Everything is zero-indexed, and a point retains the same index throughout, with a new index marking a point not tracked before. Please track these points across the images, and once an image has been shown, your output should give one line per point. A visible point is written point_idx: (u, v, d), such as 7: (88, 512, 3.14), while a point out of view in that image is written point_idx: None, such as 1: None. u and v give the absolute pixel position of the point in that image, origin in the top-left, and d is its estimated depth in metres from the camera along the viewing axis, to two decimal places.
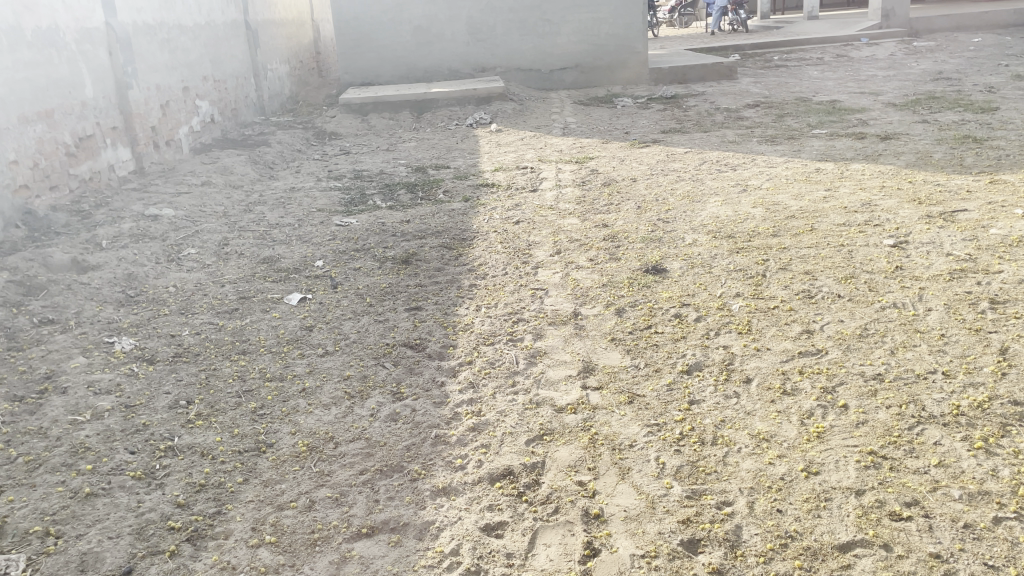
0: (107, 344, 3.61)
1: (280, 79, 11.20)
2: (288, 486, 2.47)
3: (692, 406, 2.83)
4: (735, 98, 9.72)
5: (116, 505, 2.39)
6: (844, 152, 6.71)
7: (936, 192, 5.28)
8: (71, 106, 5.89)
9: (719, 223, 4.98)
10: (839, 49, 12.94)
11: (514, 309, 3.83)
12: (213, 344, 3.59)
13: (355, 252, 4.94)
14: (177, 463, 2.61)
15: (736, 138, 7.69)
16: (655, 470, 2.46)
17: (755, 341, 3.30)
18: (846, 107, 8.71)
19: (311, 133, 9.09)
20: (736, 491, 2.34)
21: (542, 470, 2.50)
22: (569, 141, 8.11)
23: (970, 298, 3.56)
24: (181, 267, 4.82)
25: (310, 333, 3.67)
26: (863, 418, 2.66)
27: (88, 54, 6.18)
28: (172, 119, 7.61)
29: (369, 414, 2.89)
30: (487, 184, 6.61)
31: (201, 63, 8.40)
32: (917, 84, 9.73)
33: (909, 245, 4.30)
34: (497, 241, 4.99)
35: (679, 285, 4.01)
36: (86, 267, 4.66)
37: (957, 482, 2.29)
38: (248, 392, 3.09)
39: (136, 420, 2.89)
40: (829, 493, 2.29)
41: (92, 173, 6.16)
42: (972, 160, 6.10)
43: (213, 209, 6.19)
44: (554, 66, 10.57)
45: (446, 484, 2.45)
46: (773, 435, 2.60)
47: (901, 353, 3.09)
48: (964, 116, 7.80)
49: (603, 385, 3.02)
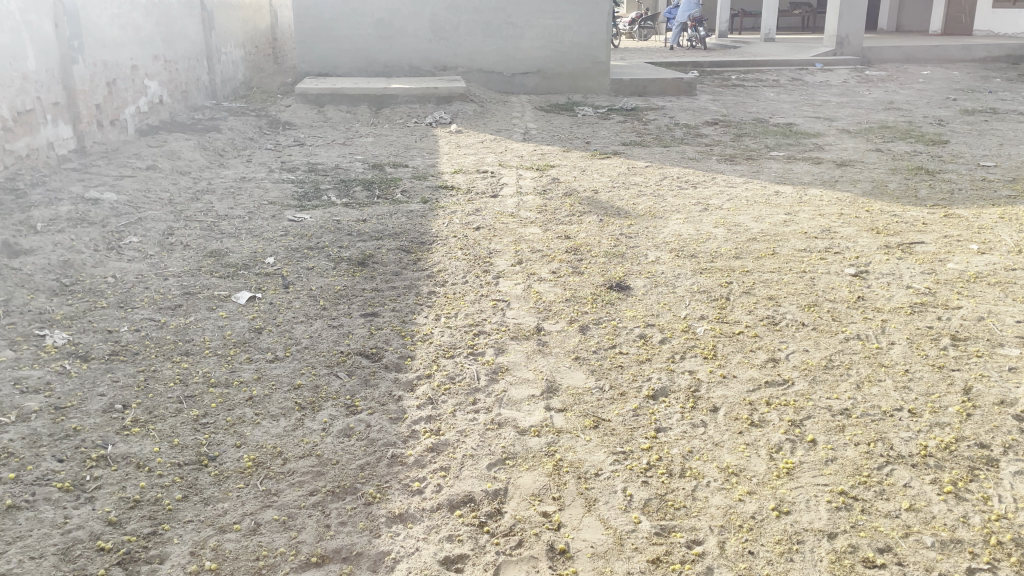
0: (37, 338, 3.36)
1: (233, 63, 10.84)
2: (231, 506, 2.30)
3: (659, 434, 2.74)
4: (695, 114, 9.75)
5: (39, 521, 2.19)
6: (802, 176, 6.75)
7: (893, 222, 5.33)
8: (12, 77, 5.59)
9: (682, 241, 4.94)
10: (795, 72, 13.13)
11: (475, 320, 3.70)
12: (154, 343, 3.37)
13: (308, 251, 4.74)
14: (110, 474, 2.41)
15: (696, 154, 7.70)
16: (622, 502, 2.36)
17: (721, 368, 3.24)
18: (803, 131, 8.80)
19: (265, 122, 8.81)
20: (706, 529, 2.25)
21: (505, 498, 2.38)
22: (530, 147, 8.01)
23: (932, 334, 3.55)
24: (121, 256, 4.57)
25: (259, 336, 3.48)
26: (832, 454, 2.61)
27: (32, 24, 5.88)
28: (118, 97, 7.28)
29: (320, 428, 2.73)
30: (445, 186, 6.46)
31: (152, 40, 8.07)
32: (870, 112, 9.90)
33: (869, 276, 4.30)
34: (456, 247, 4.85)
35: (643, 304, 3.93)
36: (19, 251, 4.38)
37: (929, 528, 2.25)
38: (190, 399, 2.90)
39: (65, 424, 2.67)
40: (801, 535, 2.23)
41: (30, 150, 5.85)
42: (926, 192, 6.18)
43: (158, 195, 5.91)
44: (517, 69, 10.47)
45: (402, 510, 2.30)
46: (743, 470, 2.53)
47: (867, 388, 3.05)
48: (916, 147, 7.95)
49: (568, 407, 2.91)
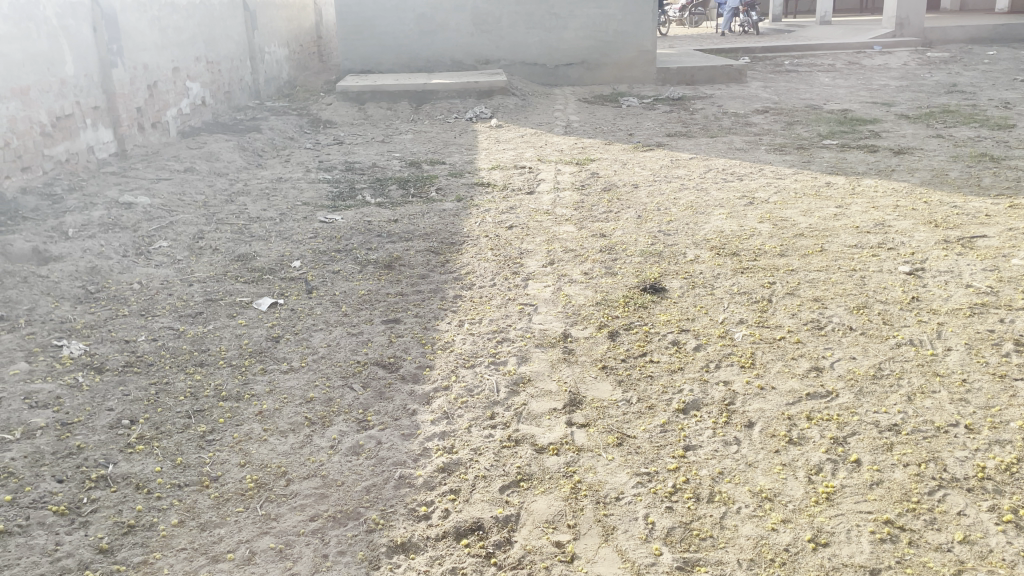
0: (54, 349, 3.32)
1: (277, 62, 10.85)
2: (228, 532, 2.19)
3: (688, 453, 2.55)
4: (744, 103, 9.40)
5: (30, 548, 2.11)
6: (856, 166, 6.41)
7: (953, 214, 5.00)
8: (49, 83, 5.63)
9: (723, 238, 4.70)
10: (851, 56, 12.62)
11: (500, 327, 3.54)
12: (169, 353, 3.29)
13: (336, 254, 4.64)
14: (107, 497, 2.32)
15: (743, 145, 7.39)
16: (643, 531, 2.19)
17: (759, 378, 3.02)
18: (858, 118, 8.39)
19: (306, 120, 8.77)
20: (734, 563, 2.07)
21: (516, 525, 2.23)
22: (571, 141, 7.81)
23: (993, 338, 3.26)
24: (149, 261, 4.53)
25: (276, 345, 3.38)
26: (878, 477, 2.38)
27: (70, 29, 5.90)
28: (160, 100, 7.31)
29: (328, 445, 2.60)
30: (481, 183, 6.31)
31: (194, 42, 8.09)
32: (931, 96, 9.41)
33: (925, 274, 4.01)
34: (487, 247, 4.70)
35: (678, 307, 3.73)
36: (48, 258, 4.38)
37: (985, 564, 2.03)
38: (199, 413, 2.81)
39: (69, 442, 2.60)
40: (840, 571, 2.02)
41: (69, 154, 5.89)
42: (990, 180, 5.80)
43: (193, 198, 5.88)
44: (559, 61, 10.25)
45: (404, 538, 2.17)
46: (778, 494, 2.32)
47: (919, 401, 2.80)
48: (980, 132, 7.51)
49: (590, 423, 2.73)
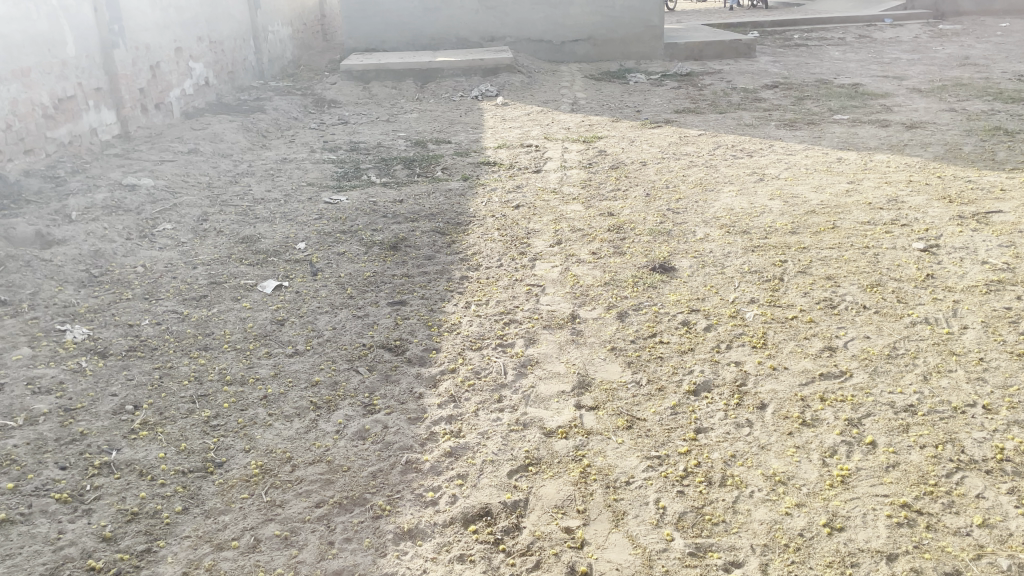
0: (57, 333, 3.29)
1: (280, 41, 10.74)
2: (233, 518, 2.17)
3: (699, 436, 2.50)
4: (754, 78, 9.26)
5: (32, 537, 2.09)
6: (868, 141, 6.31)
7: (967, 189, 4.91)
8: (50, 65, 5.57)
9: (734, 216, 4.63)
10: (862, 29, 12.42)
11: (507, 309, 3.49)
12: (173, 337, 3.26)
13: (340, 235, 4.58)
14: (110, 484, 2.30)
15: (753, 120, 7.29)
16: (654, 516, 2.15)
17: (771, 358, 2.96)
18: (870, 92, 8.26)
19: (310, 100, 8.68)
20: (747, 548, 2.03)
21: (525, 510, 2.19)
22: (578, 118, 7.71)
23: (1011, 316, 3.20)
24: (153, 244, 4.49)
25: (281, 329, 3.34)
26: (894, 459, 2.33)
27: (70, 9, 5.82)
28: (162, 80, 7.24)
29: (334, 430, 2.57)
30: (487, 162, 6.23)
31: (196, 22, 7.99)
32: (944, 69, 9.25)
33: (940, 250, 3.94)
34: (493, 227, 4.64)
35: (687, 286, 3.67)
36: (51, 242, 4.35)
37: (1005, 548, 1.98)
38: (203, 398, 2.77)
39: (72, 428, 2.57)
40: (856, 557, 1.98)
41: (72, 136, 5.84)
42: (1004, 155, 5.70)
43: (197, 179, 5.83)
44: (566, 37, 10.10)
45: (412, 525, 2.14)
46: (791, 477, 2.27)
47: (935, 380, 2.75)
48: (993, 105, 7.37)
49: (599, 406, 2.69)
